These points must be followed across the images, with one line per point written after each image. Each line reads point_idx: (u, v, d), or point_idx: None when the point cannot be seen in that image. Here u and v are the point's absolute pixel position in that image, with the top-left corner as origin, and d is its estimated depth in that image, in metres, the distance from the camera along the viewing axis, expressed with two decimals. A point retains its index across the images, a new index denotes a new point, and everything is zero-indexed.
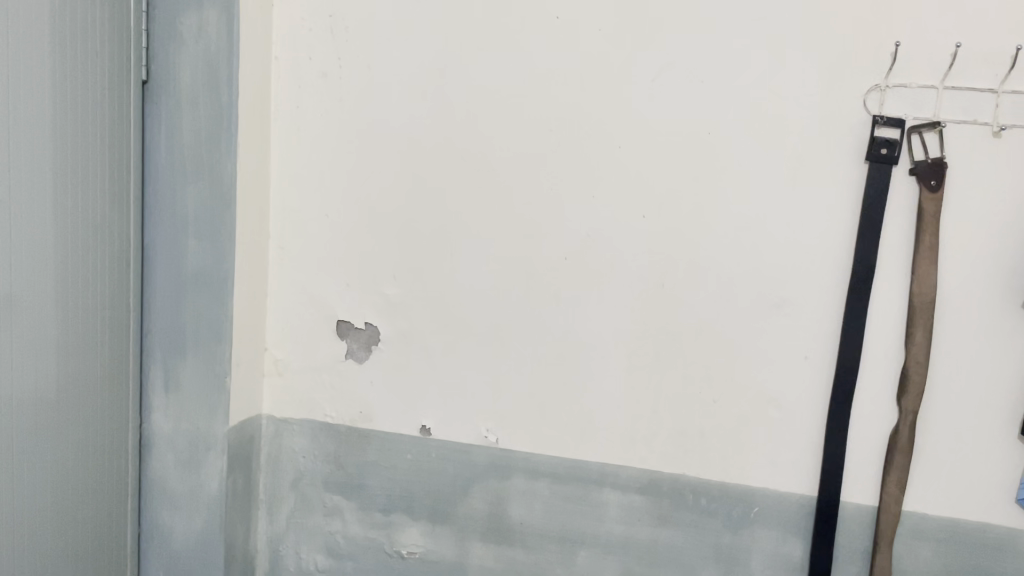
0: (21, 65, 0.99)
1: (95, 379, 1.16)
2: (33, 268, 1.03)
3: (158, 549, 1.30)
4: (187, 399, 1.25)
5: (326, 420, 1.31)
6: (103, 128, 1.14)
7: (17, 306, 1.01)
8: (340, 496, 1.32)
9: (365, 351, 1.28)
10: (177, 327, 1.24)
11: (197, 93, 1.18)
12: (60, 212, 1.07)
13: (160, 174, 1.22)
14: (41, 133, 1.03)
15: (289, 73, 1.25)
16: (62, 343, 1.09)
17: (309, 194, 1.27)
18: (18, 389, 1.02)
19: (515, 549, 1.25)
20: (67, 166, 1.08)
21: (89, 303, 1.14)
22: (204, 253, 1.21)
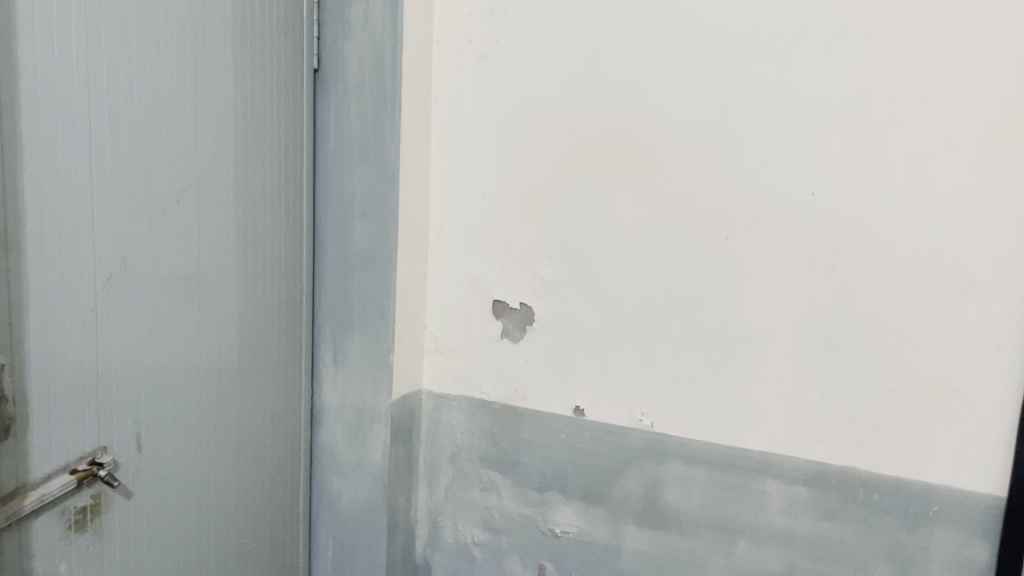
0: (207, 55, 1.05)
1: (271, 350, 1.24)
2: (217, 247, 1.10)
3: (328, 512, 1.39)
4: (353, 372, 1.32)
5: (482, 398, 1.33)
6: (278, 114, 1.21)
7: (204, 283, 1.08)
8: (496, 472, 1.34)
9: (521, 330, 1.29)
10: (345, 303, 1.31)
11: (363, 80, 1.24)
12: (240, 194, 1.14)
13: (331, 158, 1.30)
14: (223, 119, 1.09)
15: (450, 56, 1.28)
16: (242, 316, 1.17)
17: (466, 175, 1.30)
18: (204, 358, 1.10)
19: (670, 536, 1.23)
20: (247, 149, 1.15)
21: (266, 280, 1.22)
22: (370, 233, 1.27)
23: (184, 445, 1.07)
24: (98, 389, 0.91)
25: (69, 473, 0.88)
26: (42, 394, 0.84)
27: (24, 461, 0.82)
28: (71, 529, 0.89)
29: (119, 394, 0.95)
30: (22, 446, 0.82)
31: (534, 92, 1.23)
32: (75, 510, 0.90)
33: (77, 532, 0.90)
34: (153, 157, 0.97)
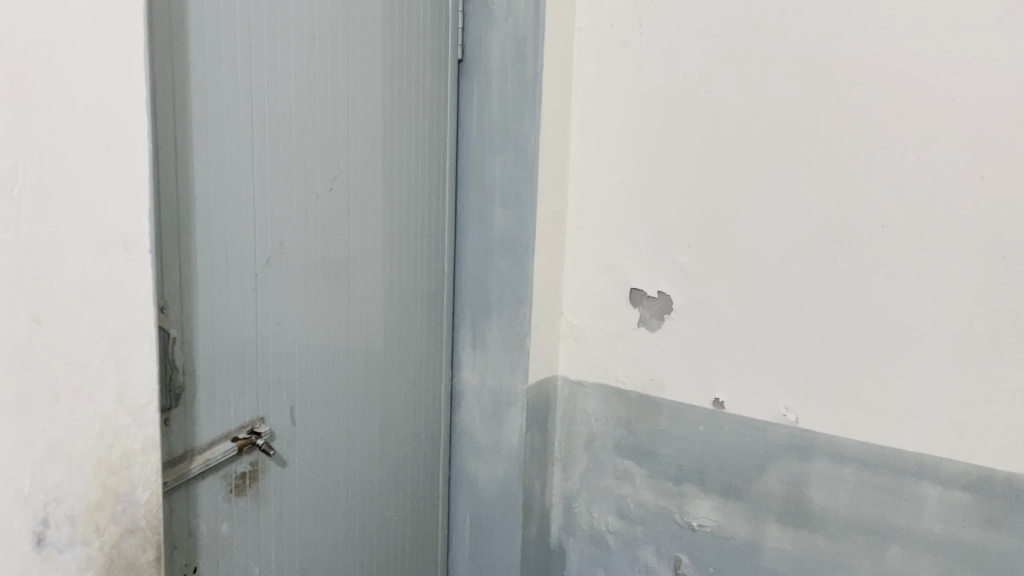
0: (358, 47, 1.09)
1: (414, 333, 1.29)
2: (366, 232, 1.15)
3: (466, 491, 1.43)
4: (491, 357, 1.35)
5: (618, 386, 1.33)
6: (424, 104, 1.25)
7: (353, 267, 1.13)
8: (632, 461, 1.34)
9: (658, 319, 1.27)
10: (484, 289, 1.34)
11: (505, 69, 1.26)
12: (387, 182, 1.18)
13: (472, 147, 1.33)
14: (372, 109, 1.13)
15: (591, 43, 1.27)
16: (387, 300, 1.21)
17: (605, 162, 1.29)
18: (353, 339, 1.15)
19: (814, 535, 1.18)
20: (394, 138, 1.19)
21: (410, 265, 1.26)
22: (509, 220, 1.29)
23: (333, 421, 1.13)
24: (257, 364, 0.97)
25: (231, 440, 0.94)
26: (209, 367, 0.90)
27: (192, 427, 0.89)
28: (232, 493, 0.96)
29: (276, 370, 1.01)
30: (191, 413, 0.88)
31: (678, 76, 1.20)
32: (236, 475, 0.96)
33: (237, 495, 0.96)
34: (308, 147, 1.01)
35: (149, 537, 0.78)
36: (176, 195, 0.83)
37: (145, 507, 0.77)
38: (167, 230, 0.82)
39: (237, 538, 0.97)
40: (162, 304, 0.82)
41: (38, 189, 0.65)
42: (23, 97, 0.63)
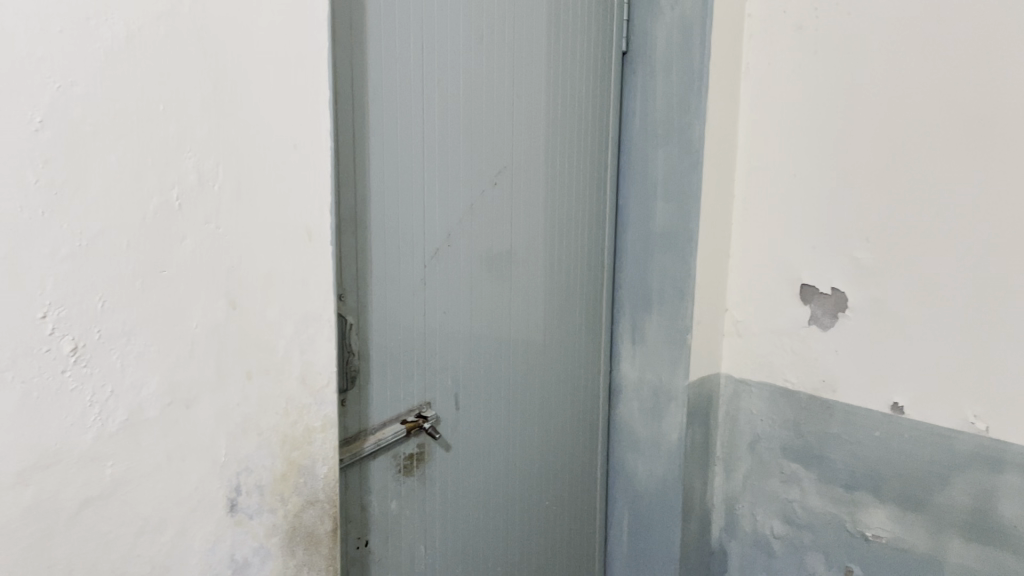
0: (524, 43, 1.11)
1: (573, 326, 1.30)
2: (528, 226, 1.17)
3: (625, 486, 1.43)
4: (652, 352, 1.34)
5: (786, 386, 1.28)
6: (587, 98, 1.25)
7: (516, 261, 1.15)
8: (800, 464, 1.28)
9: (831, 317, 1.21)
10: (646, 282, 1.34)
11: (671, 60, 1.24)
12: (550, 176, 1.20)
13: (635, 140, 1.32)
14: (536, 103, 1.15)
15: (763, 30, 1.23)
16: (548, 293, 1.23)
17: (775, 153, 1.24)
18: (515, 330, 1.17)
19: (1004, 555, 1.08)
20: (557, 132, 1.20)
21: (571, 258, 1.27)
22: (672, 213, 1.28)
23: (495, 410, 1.16)
24: (425, 351, 1.01)
25: (401, 422, 0.98)
26: (381, 352, 0.95)
27: (366, 409, 0.94)
28: (401, 473, 1.01)
29: (443, 357, 1.05)
30: (365, 396, 0.94)
31: (854, 62, 1.14)
32: (404, 456, 1.01)
33: (405, 475, 1.01)
34: (474, 142, 1.04)
35: (328, 509, 0.84)
36: (354, 189, 0.88)
37: (323, 481, 0.83)
38: (345, 223, 0.87)
39: (405, 516, 1.02)
40: (341, 292, 0.88)
41: (235, 186, 0.70)
42: (223, 102, 0.68)
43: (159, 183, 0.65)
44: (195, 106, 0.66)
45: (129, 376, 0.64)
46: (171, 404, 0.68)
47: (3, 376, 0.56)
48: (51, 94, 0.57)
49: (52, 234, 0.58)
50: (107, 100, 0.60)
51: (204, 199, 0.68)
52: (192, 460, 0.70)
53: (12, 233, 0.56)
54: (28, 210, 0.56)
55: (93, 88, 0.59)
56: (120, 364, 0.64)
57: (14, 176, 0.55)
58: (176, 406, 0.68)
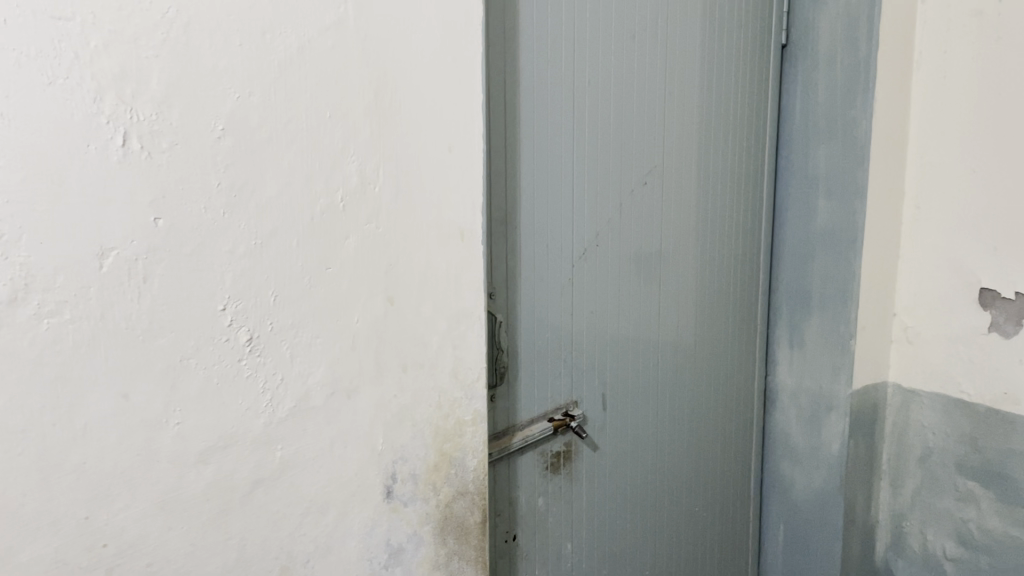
0: (677, 39, 1.09)
1: (726, 328, 1.27)
2: (679, 225, 1.15)
3: (781, 496, 1.38)
4: (812, 357, 1.28)
5: (961, 397, 1.19)
6: (743, 93, 1.22)
7: (666, 261, 1.13)
8: (977, 482, 1.18)
9: (1015, 324, 1.11)
10: (805, 284, 1.28)
11: (835, 51, 1.19)
12: (702, 175, 1.17)
13: (795, 135, 1.27)
14: (690, 101, 1.13)
15: (938, 15, 1.15)
16: (699, 294, 1.20)
17: (950, 147, 1.16)
18: (664, 331, 1.15)
19: None
20: (710, 131, 1.17)
21: (724, 259, 1.24)
22: (835, 211, 1.22)
23: (643, 412, 1.14)
24: (573, 350, 1.02)
25: (548, 420, 1.00)
26: (530, 350, 0.96)
27: (514, 405, 0.96)
28: (548, 470, 1.02)
29: (591, 357, 1.05)
30: (514, 392, 0.95)
31: None
32: (552, 453, 1.02)
33: (552, 473, 1.02)
34: (624, 140, 1.04)
35: (477, 501, 0.86)
36: (505, 190, 0.90)
37: (473, 474, 0.85)
38: (496, 223, 0.89)
39: (552, 513, 1.03)
40: (491, 290, 0.90)
41: (394, 188, 0.74)
42: (384, 108, 0.72)
43: (325, 186, 0.69)
44: (358, 112, 0.70)
45: (297, 365, 0.69)
46: (333, 394, 0.72)
47: (188, 362, 0.62)
48: (231, 105, 0.62)
49: (232, 233, 0.63)
50: (280, 109, 0.65)
51: (366, 200, 0.72)
52: (353, 447, 0.74)
53: (197, 232, 0.61)
54: (212, 211, 0.62)
55: (268, 98, 0.64)
56: (290, 355, 0.68)
57: (200, 180, 0.61)
58: (338, 395, 0.72)
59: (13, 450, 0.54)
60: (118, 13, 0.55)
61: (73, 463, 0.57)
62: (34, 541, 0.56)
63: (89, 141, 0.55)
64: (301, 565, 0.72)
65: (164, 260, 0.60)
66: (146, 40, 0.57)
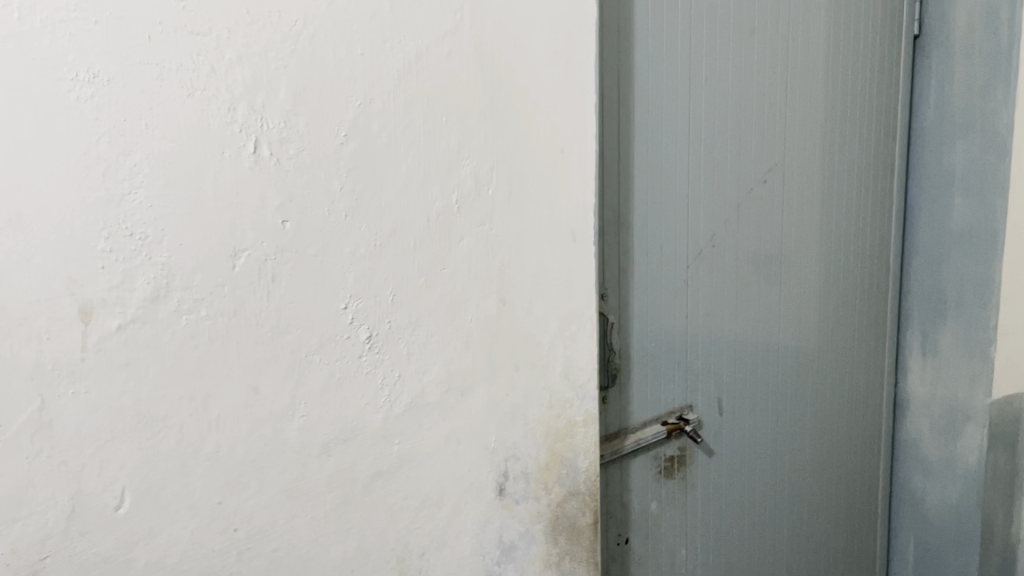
0: (799, 34, 1.05)
1: (851, 333, 1.21)
2: (800, 226, 1.11)
3: (911, 511, 1.31)
4: (947, 364, 1.22)
5: None
6: (871, 88, 1.16)
7: (787, 263, 1.10)
8: None
9: None
10: (939, 288, 1.22)
11: (973, 41, 1.13)
12: (826, 174, 1.13)
13: (928, 131, 1.21)
14: (813, 97, 1.09)
15: None
16: (822, 297, 1.16)
17: None
18: (785, 336, 1.12)
19: None
20: (835, 128, 1.13)
21: (849, 261, 1.19)
22: (973, 209, 1.16)
23: (761, 418, 1.11)
24: (687, 352, 1.00)
25: (661, 423, 0.99)
26: (644, 352, 0.96)
27: (627, 408, 0.95)
28: (662, 474, 1.01)
29: (706, 360, 1.03)
30: (626, 394, 0.95)
31: None
32: (665, 457, 1.01)
33: (666, 477, 1.01)
34: (742, 139, 1.02)
35: (588, 502, 0.86)
36: (618, 191, 0.89)
37: (585, 474, 0.85)
38: (609, 224, 0.89)
39: (666, 518, 1.02)
40: (603, 291, 0.90)
41: (508, 189, 0.75)
42: (498, 110, 0.73)
43: (441, 189, 0.71)
44: (473, 116, 0.72)
45: (414, 363, 0.71)
46: (448, 392, 0.74)
47: (312, 358, 0.65)
48: (353, 112, 0.65)
49: (354, 235, 0.66)
50: (399, 115, 0.67)
51: (480, 202, 0.73)
52: (466, 445, 0.76)
53: (321, 234, 0.64)
54: (335, 213, 0.65)
55: (388, 105, 0.66)
56: (407, 353, 0.71)
57: (324, 185, 0.64)
58: (453, 393, 0.74)
59: (155, 437, 0.58)
60: (250, 27, 0.59)
61: (207, 451, 0.61)
62: (173, 523, 0.60)
63: (224, 149, 0.59)
64: (417, 558, 0.74)
65: (291, 260, 0.63)
66: (275, 52, 0.60)
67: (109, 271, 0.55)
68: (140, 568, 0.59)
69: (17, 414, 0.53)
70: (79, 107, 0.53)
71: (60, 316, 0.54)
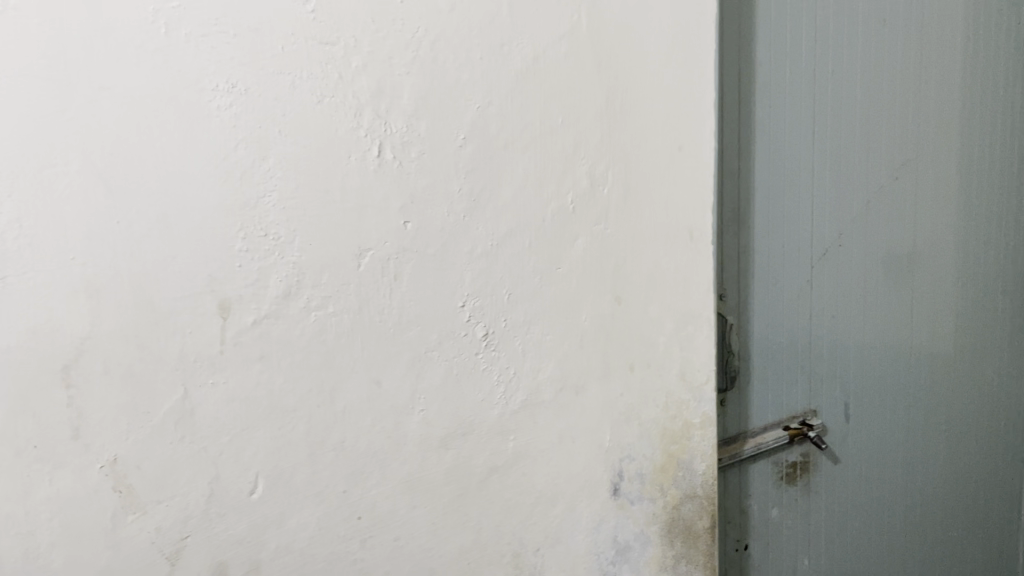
0: (935, 21, 1.00)
1: (991, 337, 1.14)
2: (935, 223, 1.05)
3: None
4: None
5: None
6: (1014, 75, 1.09)
7: (919, 262, 1.04)
8: None
9: None
10: None
11: None
12: (964, 167, 1.06)
13: None
14: (950, 87, 1.03)
15: None
16: (959, 299, 1.09)
17: None
18: (917, 339, 1.06)
19: None
20: (974, 119, 1.06)
21: (989, 260, 1.11)
22: None
23: (890, 425, 1.06)
24: (810, 356, 0.97)
25: (782, 428, 0.96)
26: (764, 354, 0.93)
27: (746, 411, 0.93)
28: (783, 480, 0.98)
29: (830, 364, 0.99)
30: (745, 397, 0.93)
31: None
32: (787, 463, 0.98)
33: (787, 483, 0.98)
34: (871, 133, 0.97)
35: (705, 505, 0.85)
36: (738, 190, 0.87)
37: (701, 477, 0.84)
38: (728, 223, 0.87)
39: (787, 526, 0.99)
40: (721, 291, 0.88)
41: (623, 189, 0.75)
42: (614, 110, 0.73)
43: (556, 189, 0.72)
44: (589, 116, 0.72)
45: (529, 361, 0.72)
46: (563, 390, 0.75)
47: (431, 354, 0.67)
48: (471, 114, 0.66)
49: (471, 235, 0.68)
50: (516, 117, 0.68)
51: (595, 202, 0.74)
52: (581, 443, 0.77)
53: (441, 234, 0.66)
54: (453, 214, 0.67)
55: (505, 107, 0.68)
56: (522, 351, 0.72)
57: (443, 187, 0.66)
58: (567, 391, 0.75)
59: (286, 427, 0.62)
60: (375, 35, 0.61)
61: (334, 441, 0.64)
62: (302, 508, 0.63)
63: (350, 153, 0.61)
64: (532, 553, 0.76)
65: (412, 260, 0.65)
66: (398, 59, 0.62)
67: (245, 269, 0.59)
68: (272, 550, 0.62)
69: (164, 401, 0.57)
70: (219, 116, 0.56)
71: (203, 311, 0.58)
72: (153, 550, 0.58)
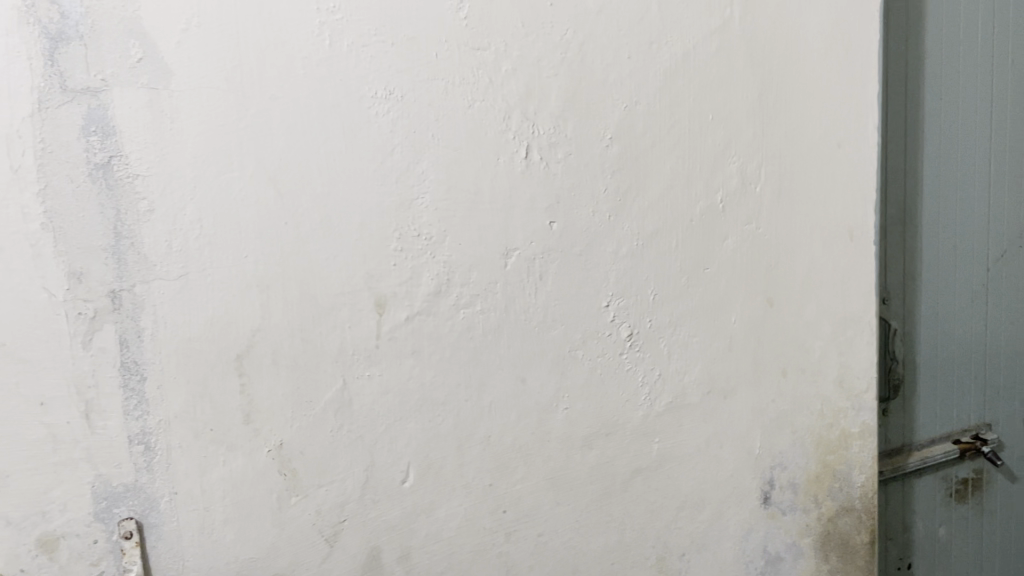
0: None
1: None
2: None
3: None
4: None
5: None
6: None
7: None
8: None
9: None
10: None
11: None
12: None
13: None
14: None
15: None
16: None
17: None
18: None
19: None
20: None
21: None
22: None
23: None
24: (986, 365, 0.90)
25: (952, 442, 0.89)
26: (932, 362, 0.87)
27: (911, 422, 0.87)
28: (953, 497, 0.91)
29: (1009, 375, 0.91)
30: (910, 407, 0.87)
31: None
32: (958, 479, 0.91)
33: (958, 501, 0.91)
34: None
35: (864, 520, 0.81)
36: (903, 187, 0.82)
37: (860, 490, 0.80)
38: (892, 223, 0.82)
39: (956, 546, 0.92)
40: (884, 295, 0.83)
41: (777, 188, 0.72)
42: (768, 106, 0.71)
43: (706, 188, 0.70)
44: (741, 113, 0.70)
45: (675, 362, 0.71)
46: (711, 393, 0.73)
47: (577, 353, 0.68)
48: (619, 115, 0.66)
49: (618, 235, 0.68)
50: (664, 116, 0.68)
51: (747, 202, 0.72)
52: (729, 448, 0.75)
53: (587, 234, 0.67)
54: (600, 214, 0.67)
55: (653, 107, 0.67)
56: (668, 352, 0.71)
57: (590, 187, 0.66)
58: (715, 394, 0.73)
59: (436, 420, 0.64)
60: (524, 39, 0.63)
61: (481, 435, 0.66)
62: (450, 499, 0.66)
63: (500, 155, 0.63)
64: (678, 558, 0.74)
65: (557, 260, 0.66)
66: (547, 61, 0.63)
67: (400, 268, 0.61)
68: (422, 537, 0.65)
69: (326, 391, 0.61)
70: (377, 122, 0.59)
71: (360, 307, 0.61)
72: (314, 531, 0.62)
